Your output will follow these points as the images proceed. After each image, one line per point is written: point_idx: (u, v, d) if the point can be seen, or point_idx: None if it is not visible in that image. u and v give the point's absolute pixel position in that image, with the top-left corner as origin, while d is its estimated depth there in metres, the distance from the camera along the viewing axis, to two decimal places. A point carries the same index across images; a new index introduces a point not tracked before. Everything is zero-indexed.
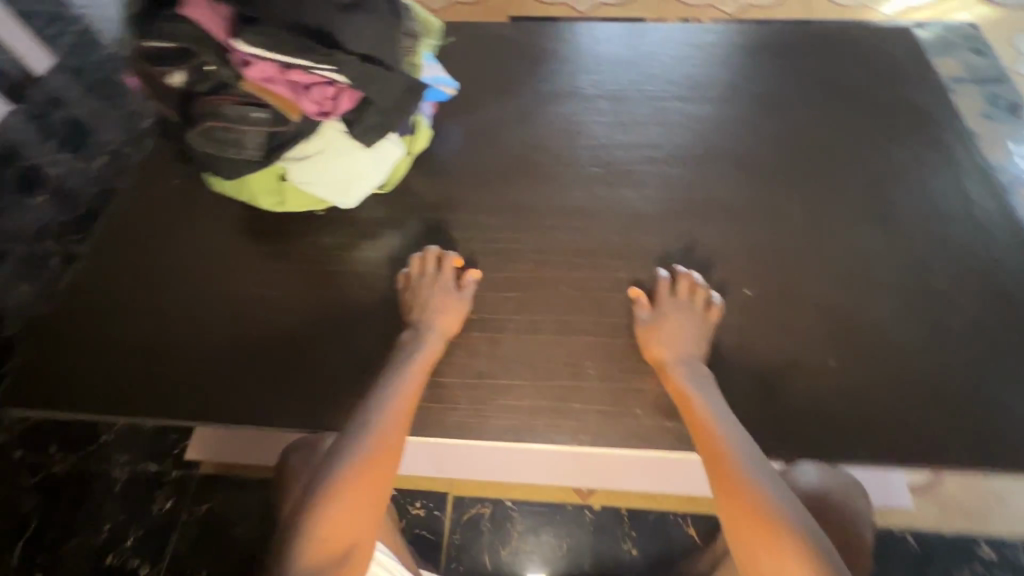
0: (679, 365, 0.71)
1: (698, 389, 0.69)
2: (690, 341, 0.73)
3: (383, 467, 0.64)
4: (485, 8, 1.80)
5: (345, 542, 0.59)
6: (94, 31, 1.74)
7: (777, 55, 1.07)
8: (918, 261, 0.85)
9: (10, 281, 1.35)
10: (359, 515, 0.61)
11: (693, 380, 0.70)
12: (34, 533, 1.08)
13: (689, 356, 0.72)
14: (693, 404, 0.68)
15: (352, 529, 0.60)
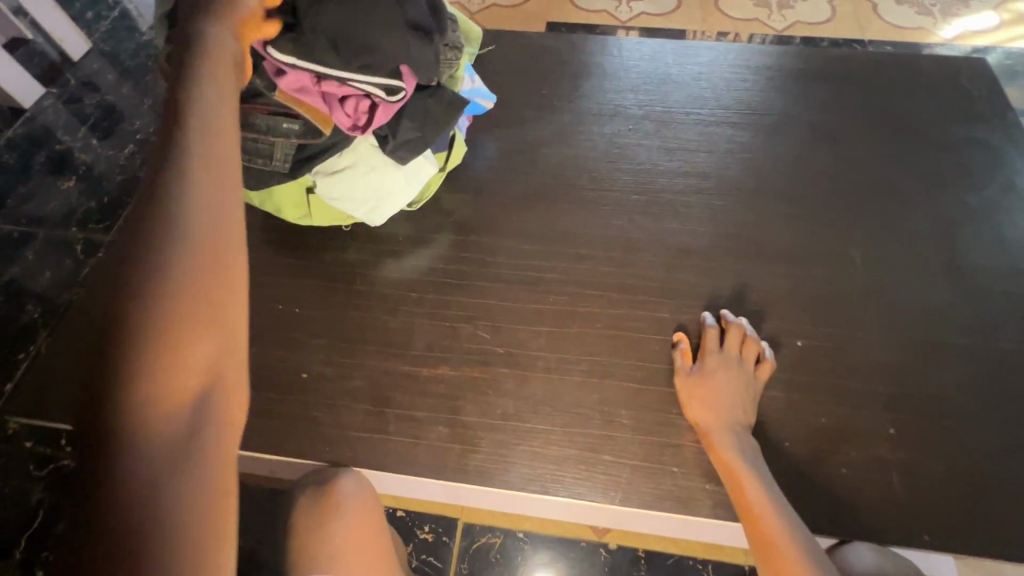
0: (724, 433, 0.66)
1: (747, 465, 0.64)
2: (735, 405, 0.69)
3: (223, 282, 0.41)
4: (523, 12, 1.75)
5: (195, 380, 0.39)
6: (130, 18, 1.73)
7: (836, 83, 1.01)
8: (984, 318, 0.78)
9: (34, 265, 1.34)
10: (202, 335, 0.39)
11: (740, 454, 0.65)
12: (38, 530, 1.06)
13: (735, 422, 0.67)
14: (742, 481, 0.63)
15: (205, 357, 0.39)
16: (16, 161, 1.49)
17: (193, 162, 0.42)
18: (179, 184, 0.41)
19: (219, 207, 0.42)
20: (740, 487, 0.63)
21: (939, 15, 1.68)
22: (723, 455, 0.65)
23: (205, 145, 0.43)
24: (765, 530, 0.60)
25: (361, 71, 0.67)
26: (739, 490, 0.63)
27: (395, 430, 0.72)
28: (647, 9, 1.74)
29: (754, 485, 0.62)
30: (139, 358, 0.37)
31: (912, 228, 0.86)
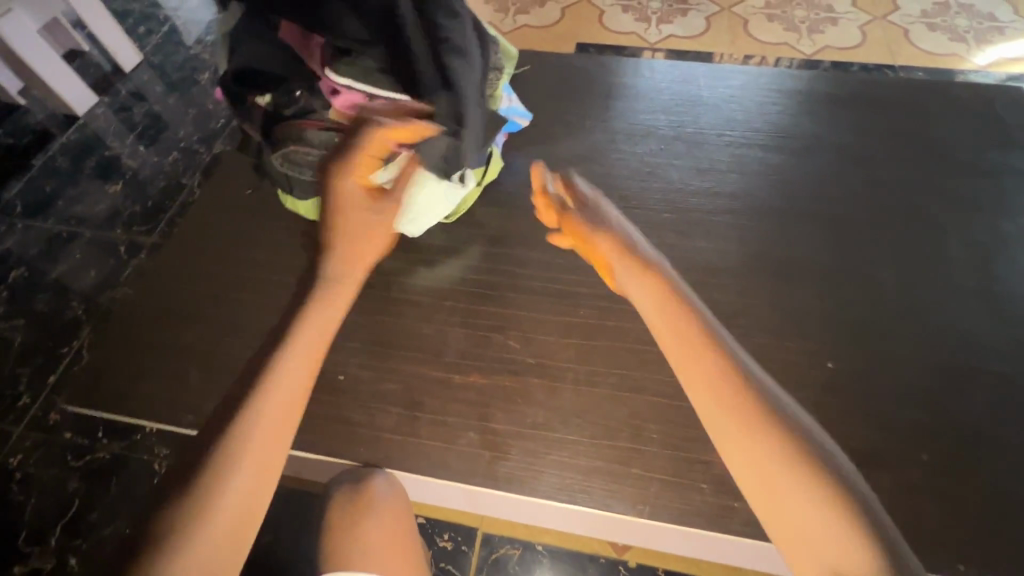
0: (601, 238, 0.80)
1: (653, 288, 0.73)
2: (602, 216, 0.83)
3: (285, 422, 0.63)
4: (554, 34, 1.79)
5: (247, 481, 0.59)
6: (179, 33, 1.83)
7: (867, 108, 1.02)
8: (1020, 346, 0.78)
9: (81, 265, 1.41)
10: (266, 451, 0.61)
11: (649, 281, 0.74)
12: (72, 518, 1.11)
13: (608, 226, 0.81)
14: (661, 314, 0.70)
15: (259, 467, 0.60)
16: (69, 166, 1.57)
17: (285, 357, 0.66)
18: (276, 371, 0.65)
19: (277, 437, 0.62)
20: (661, 319, 0.70)
21: (973, 42, 1.67)
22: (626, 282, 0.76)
23: (304, 346, 0.68)
24: (695, 356, 0.65)
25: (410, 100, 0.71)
26: (663, 322, 0.69)
27: (427, 434, 0.74)
28: (676, 32, 1.78)
29: (677, 314, 0.69)
30: (175, 537, 0.55)
31: (946, 255, 0.86)
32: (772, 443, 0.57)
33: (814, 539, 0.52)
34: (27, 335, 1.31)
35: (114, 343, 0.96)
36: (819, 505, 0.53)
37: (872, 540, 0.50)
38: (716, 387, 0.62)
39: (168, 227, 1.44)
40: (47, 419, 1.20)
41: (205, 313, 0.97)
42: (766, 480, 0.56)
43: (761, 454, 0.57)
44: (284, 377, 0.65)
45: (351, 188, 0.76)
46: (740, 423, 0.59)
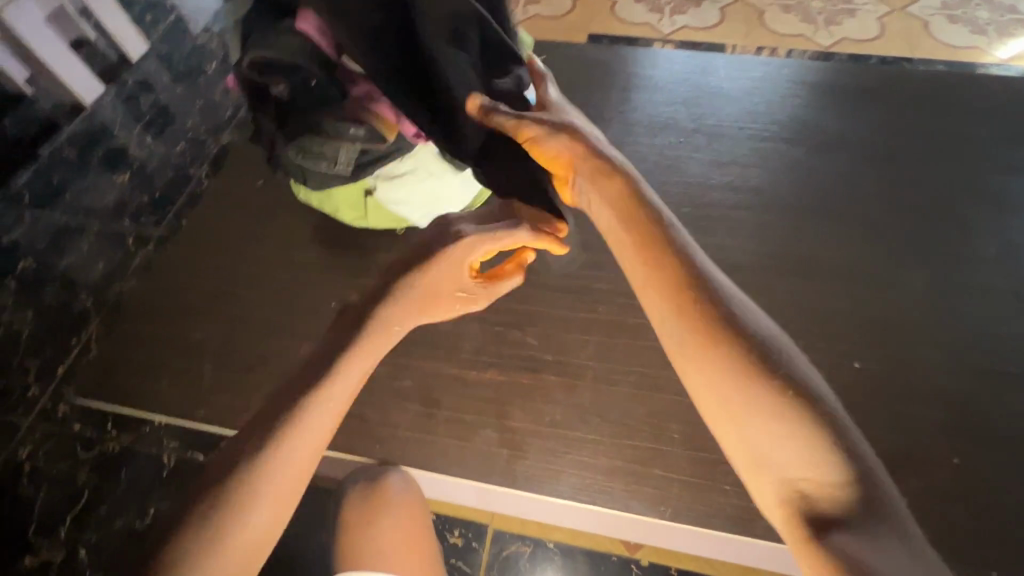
0: (555, 146, 0.60)
1: (610, 202, 0.58)
2: (558, 120, 0.63)
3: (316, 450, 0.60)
4: (565, 25, 1.76)
5: (266, 504, 0.56)
6: (185, 22, 1.81)
7: (892, 101, 0.99)
8: None
9: (88, 256, 1.40)
10: (290, 479, 0.58)
11: (602, 193, 0.59)
12: (81, 511, 1.10)
13: (569, 130, 0.61)
14: (615, 217, 0.58)
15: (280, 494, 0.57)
16: (76, 156, 1.56)
17: (328, 379, 0.62)
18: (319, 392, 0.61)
19: (290, 490, 0.57)
20: (616, 229, 0.58)
21: (994, 34, 1.63)
22: (585, 196, 0.61)
23: (348, 372, 0.63)
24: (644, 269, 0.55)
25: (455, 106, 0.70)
26: (615, 231, 0.58)
27: (443, 432, 0.72)
28: (689, 23, 1.74)
29: (628, 219, 0.57)
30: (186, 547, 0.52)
31: (972, 254, 0.84)
32: (733, 364, 0.48)
33: (779, 460, 0.45)
34: (35, 326, 1.30)
35: (124, 336, 0.95)
36: (788, 429, 0.45)
37: (830, 455, 0.44)
38: (673, 305, 0.52)
39: (176, 218, 1.43)
40: (55, 411, 1.19)
41: (216, 307, 0.95)
42: (725, 411, 0.48)
43: (718, 379, 0.48)
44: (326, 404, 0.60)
45: (465, 264, 0.68)
46: (695, 343, 0.50)
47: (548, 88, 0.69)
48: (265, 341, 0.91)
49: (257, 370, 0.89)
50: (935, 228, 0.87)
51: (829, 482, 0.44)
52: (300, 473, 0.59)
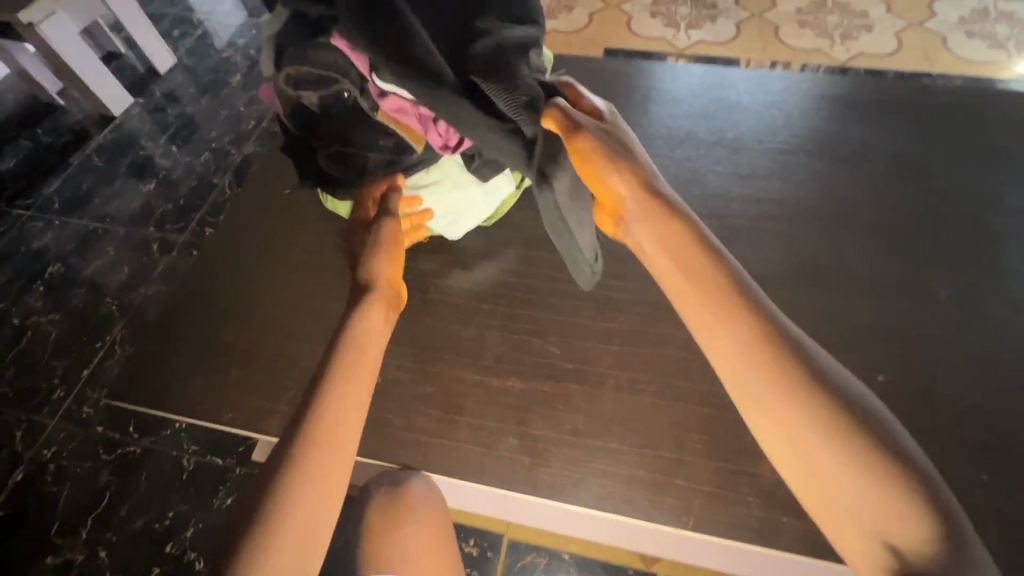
0: (606, 166, 0.63)
1: (669, 232, 0.57)
2: (618, 140, 0.66)
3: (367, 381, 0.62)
4: (581, 40, 1.79)
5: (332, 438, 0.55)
6: (211, 37, 1.87)
7: (913, 115, 0.99)
8: None
9: (115, 262, 1.43)
10: (352, 411, 0.58)
11: (659, 223, 0.58)
12: (102, 512, 1.12)
13: (625, 159, 0.63)
14: (671, 256, 0.56)
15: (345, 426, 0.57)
16: (105, 165, 1.61)
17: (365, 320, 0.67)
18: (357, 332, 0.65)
19: (352, 424, 0.57)
20: (674, 270, 0.56)
21: (1014, 49, 1.63)
22: (637, 223, 0.61)
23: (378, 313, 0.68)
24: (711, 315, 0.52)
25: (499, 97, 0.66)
26: (674, 272, 0.56)
27: (466, 438, 0.73)
28: (705, 38, 1.76)
29: (688, 258, 0.55)
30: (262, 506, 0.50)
31: (999, 269, 0.84)
32: (819, 423, 0.46)
33: (860, 509, 0.44)
34: (62, 329, 1.34)
35: (152, 340, 0.97)
36: (876, 489, 0.43)
37: (926, 512, 0.42)
38: (746, 359, 0.49)
39: (200, 225, 1.46)
40: (79, 412, 1.22)
41: (242, 312, 0.97)
42: (807, 467, 0.46)
43: (799, 439, 0.46)
44: (367, 336, 0.65)
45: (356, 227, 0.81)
46: (771, 398, 0.48)
47: (592, 100, 0.71)
48: (289, 345, 0.93)
49: (280, 375, 0.91)
50: (959, 242, 0.86)
51: (923, 541, 0.42)
52: (357, 403, 0.59)
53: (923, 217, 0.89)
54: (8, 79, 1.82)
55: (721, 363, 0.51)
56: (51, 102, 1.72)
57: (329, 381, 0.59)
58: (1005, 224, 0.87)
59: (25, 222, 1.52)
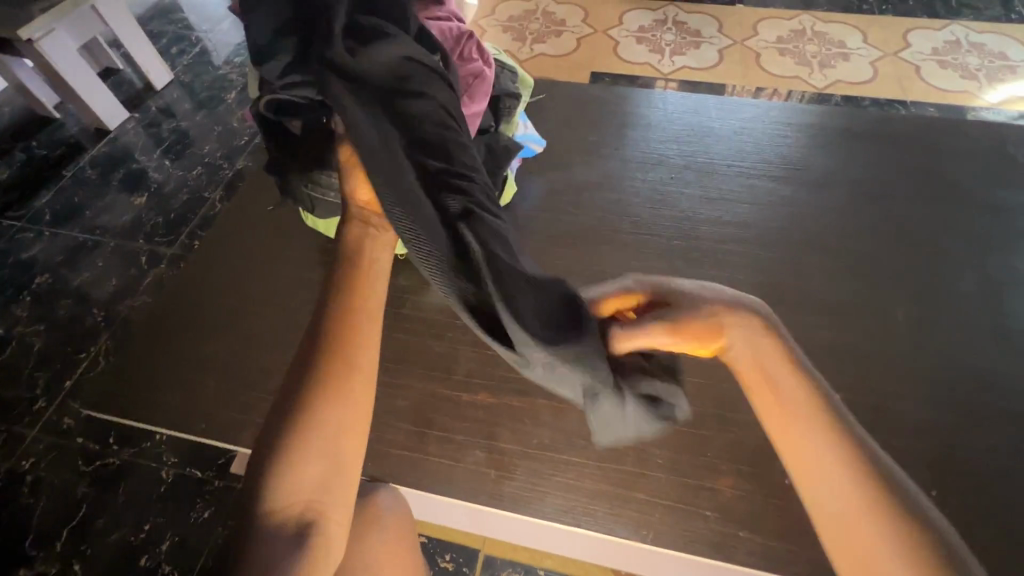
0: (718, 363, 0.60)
1: (763, 362, 0.57)
2: (703, 319, 0.61)
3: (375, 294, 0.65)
4: (569, 63, 1.85)
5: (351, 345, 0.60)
6: (208, 54, 1.91)
7: (876, 143, 1.04)
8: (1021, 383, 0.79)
9: (102, 273, 1.45)
10: (365, 325, 0.62)
11: (754, 355, 0.58)
12: (78, 523, 1.11)
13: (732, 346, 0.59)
14: (770, 381, 0.56)
15: (359, 336, 0.61)
16: (97, 177, 1.63)
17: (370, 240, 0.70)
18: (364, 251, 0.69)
19: (367, 342, 0.61)
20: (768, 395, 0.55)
21: (984, 79, 1.69)
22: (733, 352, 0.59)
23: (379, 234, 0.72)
24: (794, 430, 0.53)
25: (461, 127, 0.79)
26: (767, 398, 0.55)
27: (434, 451, 0.75)
28: (688, 63, 1.82)
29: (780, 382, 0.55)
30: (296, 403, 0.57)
31: (955, 292, 0.87)
32: (896, 541, 0.47)
33: None
34: (47, 340, 1.35)
35: (133, 350, 0.99)
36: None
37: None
38: (833, 477, 0.50)
39: (188, 238, 1.49)
40: (60, 423, 1.22)
41: (224, 323, 0.99)
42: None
43: (868, 545, 0.48)
44: (373, 254, 0.69)
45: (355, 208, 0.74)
46: (848, 512, 0.49)
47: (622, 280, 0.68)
48: (269, 358, 0.95)
49: (258, 387, 0.92)
50: (916, 264, 0.90)
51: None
52: (369, 313, 0.63)
53: (882, 241, 0.92)
54: (5, 92, 1.85)
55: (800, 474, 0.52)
56: (47, 115, 1.76)
57: (338, 299, 0.64)
58: (960, 249, 0.91)
59: (15, 232, 1.54)
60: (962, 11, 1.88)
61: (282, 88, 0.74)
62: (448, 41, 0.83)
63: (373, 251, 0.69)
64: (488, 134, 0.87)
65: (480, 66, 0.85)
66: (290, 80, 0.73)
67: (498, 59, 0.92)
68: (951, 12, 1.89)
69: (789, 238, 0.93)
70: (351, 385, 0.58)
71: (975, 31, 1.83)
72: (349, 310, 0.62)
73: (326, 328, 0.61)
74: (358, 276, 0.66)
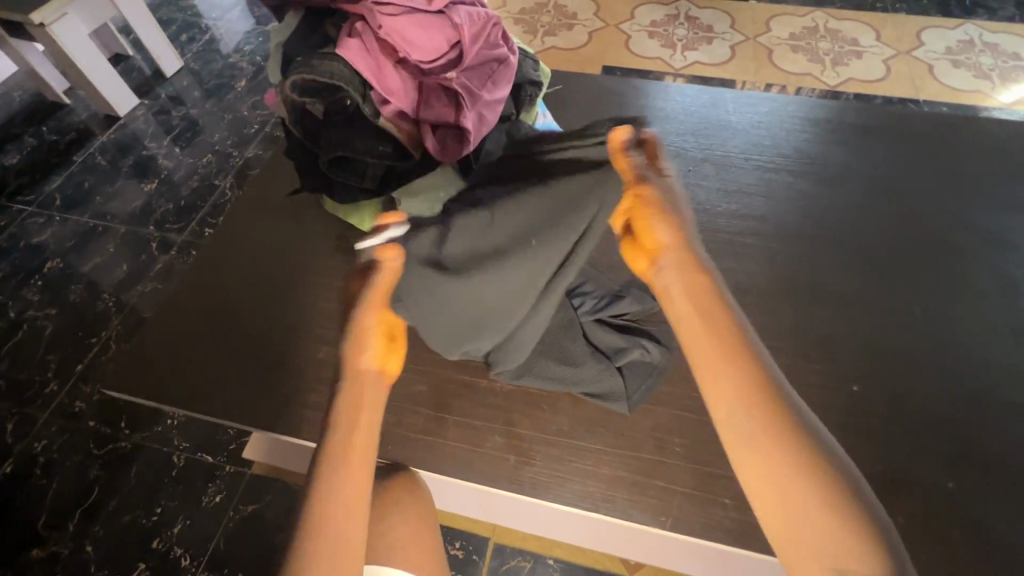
0: (660, 218, 0.61)
1: (692, 292, 0.57)
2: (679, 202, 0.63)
3: (368, 437, 0.58)
4: (580, 57, 1.84)
5: (338, 500, 0.53)
6: (219, 42, 1.91)
7: (895, 139, 1.04)
8: None
9: (113, 259, 1.45)
10: (358, 472, 0.56)
11: (682, 284, 0.57)
12: (90, 506, 1.12)
13: (679, 214, 0.62)
14: (694, 312, 0.55)
15: (350, 488, 0.54)
16: (107, 163, 1.63)
17: (356, 382, 0.63)
18: (348, 397, 0.61)
19: (356, 492, 0.54)
20: (694, 320, 0.55)
21: (998, 79, 1.69)
22: (662, 275, 0.59)
23: (364, 379, 0.63)
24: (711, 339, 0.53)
25: (478, 110, 0.81)
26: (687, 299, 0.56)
27: (452, 436, 0.76)
28: (701, 59, 1.81)
29: (707, 314, 0.55)
30: None
31: (971, 288, 0.87)
32: (796, 455, 0.48)
33: (827, 542, 0.45)
34: (57, 325, 1.35)
35: (150, 333, 0.99)
36: (847, 535, 0.45)
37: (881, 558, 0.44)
38: (745, 388, 0.50)
39: (199, 225, 1.49)
40: (70, 406, 1.23)
41: (239, 307, 1.00)
42: (788, 506, 0.47)
43: (777, 453, 0.48)
44: (359, 396, 0.61)
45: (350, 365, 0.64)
46: (763, 441, 0.48)
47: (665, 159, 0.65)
48: (284, 343, 0.95)
49: (272, 372, 0.92)
50: (932, 260, 0.90)
51: None
52: (363, 459, 0.57)
53: (899, 237, 0.93)
54: (14, 76, 1.84)
55: (717, 405, 0.51)
56: (57, 101, 1.75)
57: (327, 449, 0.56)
58: (976, 245, 0.91)
59: (26, 217, 1.54)
60: (976, 11, 1.88)
61: (317, 66, 0.76)
62: (476, 24, 0.82)
63: (367, 401, 0.61)
64: (508, 123, 0.87)
65: (504, 52, 0.85)
66: (329, 59, 0.77)
67: (518, 46, 0.92)
68: (965, 12, 1.88)
69: (805, 232, 0.93)
70: (340, 548, 0.51)
71: (989, 31, 1.82)
72: (342, 460, 0.55)
73: (316, 485, 0.54)
74: (345, 424, 0.58)
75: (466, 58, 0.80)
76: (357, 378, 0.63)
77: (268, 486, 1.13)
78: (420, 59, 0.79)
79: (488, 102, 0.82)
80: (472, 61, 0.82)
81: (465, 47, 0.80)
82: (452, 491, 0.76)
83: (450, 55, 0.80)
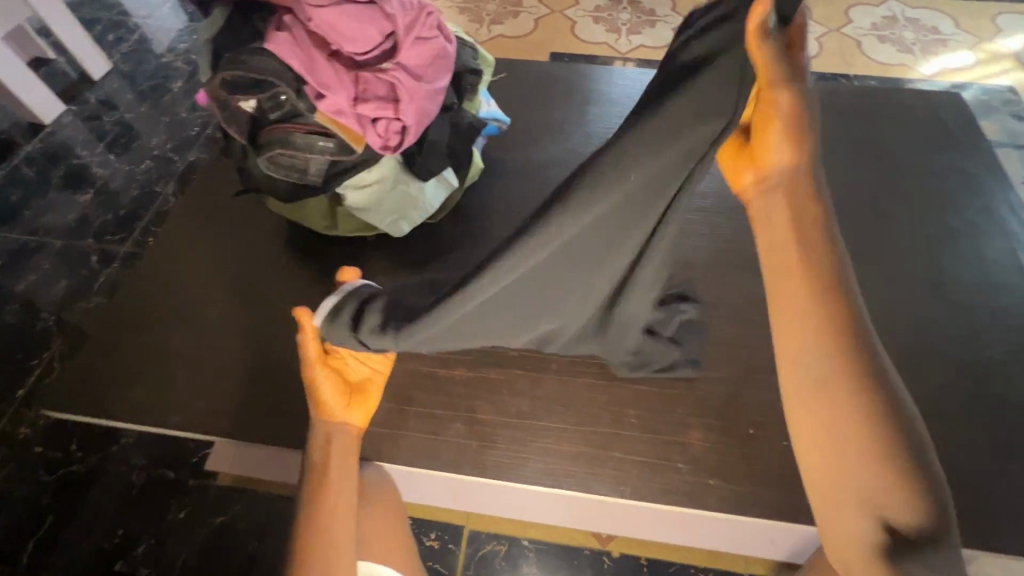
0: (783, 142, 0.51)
1: (792, 224, 0.51)
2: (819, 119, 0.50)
3: (346, 476, 0.68)
4: (527, 45, 1.84)
5: (328, 533, 0.64)
6: (149, 41, 1.82)
7: (824, 113, 1.09)
8: (950, 328, 0.86)
9: (49, 276, 1.37)
10: (342, 508, 0.66)
11: (785, 214, 0.52)
12: (44, 535, 1.07)
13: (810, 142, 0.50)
14: (789, 241, 0.51)
15: (334, 523, 0.65)
16: (35, 175, 1.54)
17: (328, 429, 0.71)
18: (323, 445, 0.70)
19: (342, 525, 0.65)
20: (790, 253, 0.51)
21: (919, 53, 1.79)
22: (762, 199, 0.53)
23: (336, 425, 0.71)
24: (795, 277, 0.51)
25: (417, 103, 0.80)
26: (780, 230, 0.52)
27: (413, 427, 0.76)
28: (645, 43, 1.85)
29: (806, 247, 0.51)
30: None
31: (896, 250, 0.93)
32: (858, 402, 0.48)
33: (866, 484, 0.49)
34: None
35: (95, 350, 0.95)
36: (889, 479, 0.48)
37: (924, 503, 0.47)
38: (817, 332, 0.50)
39: (142, 235, 1.42)
40: (14, 434, 1.16)
41: (189, 317, 0.97)
42: (831, 447, 0.50)
43: (840, 397, 0.49)
44: (333, 442, 0.70)
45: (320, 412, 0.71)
46: (826, 386, 0.49)
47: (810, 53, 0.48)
48: (238, 350, 0.93)
49: (230, 380, 0.90)
50: (861, 226, 0.96)
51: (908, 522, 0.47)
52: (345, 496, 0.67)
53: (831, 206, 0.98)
54: None
55: (787, 347, 0.51)
56: None
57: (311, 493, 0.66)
58: (899, 209, 0.98)
59: None
60: None
61: (246, 62, 0.75)
62: (410, 15, 0.81)
63: (340, 444, 0.70)
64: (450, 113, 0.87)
65: (441, 40, 0.84)
66: (257, 53, 0.75)
67: (456, 35, 0.91)
68: None
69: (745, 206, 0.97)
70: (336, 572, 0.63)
71: (910, 7, 1.92)
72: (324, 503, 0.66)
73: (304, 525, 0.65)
74: (324, 469, 0.68)
75: (401, 50, 0.79)
76: (329, 423, 0.71)
77: (235, 495, 1.11)
78: (354, 51, 0.78)
79: (426, 91, 0.81)
80: (408, 51, 0.80)
81: (400, 39, 0.79)
82: (419, 481, 0.77)
83: (385, 47, 0.80)
